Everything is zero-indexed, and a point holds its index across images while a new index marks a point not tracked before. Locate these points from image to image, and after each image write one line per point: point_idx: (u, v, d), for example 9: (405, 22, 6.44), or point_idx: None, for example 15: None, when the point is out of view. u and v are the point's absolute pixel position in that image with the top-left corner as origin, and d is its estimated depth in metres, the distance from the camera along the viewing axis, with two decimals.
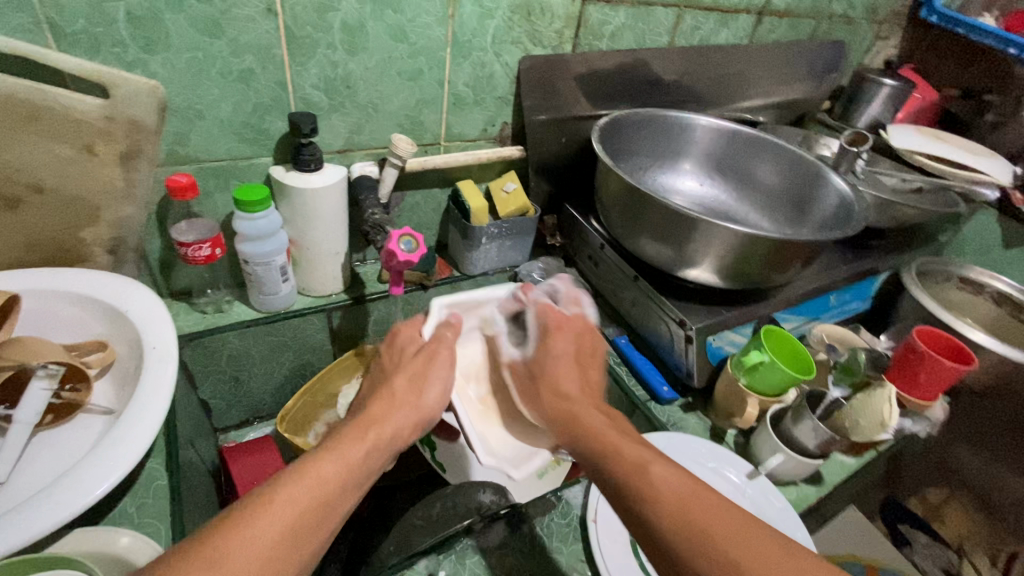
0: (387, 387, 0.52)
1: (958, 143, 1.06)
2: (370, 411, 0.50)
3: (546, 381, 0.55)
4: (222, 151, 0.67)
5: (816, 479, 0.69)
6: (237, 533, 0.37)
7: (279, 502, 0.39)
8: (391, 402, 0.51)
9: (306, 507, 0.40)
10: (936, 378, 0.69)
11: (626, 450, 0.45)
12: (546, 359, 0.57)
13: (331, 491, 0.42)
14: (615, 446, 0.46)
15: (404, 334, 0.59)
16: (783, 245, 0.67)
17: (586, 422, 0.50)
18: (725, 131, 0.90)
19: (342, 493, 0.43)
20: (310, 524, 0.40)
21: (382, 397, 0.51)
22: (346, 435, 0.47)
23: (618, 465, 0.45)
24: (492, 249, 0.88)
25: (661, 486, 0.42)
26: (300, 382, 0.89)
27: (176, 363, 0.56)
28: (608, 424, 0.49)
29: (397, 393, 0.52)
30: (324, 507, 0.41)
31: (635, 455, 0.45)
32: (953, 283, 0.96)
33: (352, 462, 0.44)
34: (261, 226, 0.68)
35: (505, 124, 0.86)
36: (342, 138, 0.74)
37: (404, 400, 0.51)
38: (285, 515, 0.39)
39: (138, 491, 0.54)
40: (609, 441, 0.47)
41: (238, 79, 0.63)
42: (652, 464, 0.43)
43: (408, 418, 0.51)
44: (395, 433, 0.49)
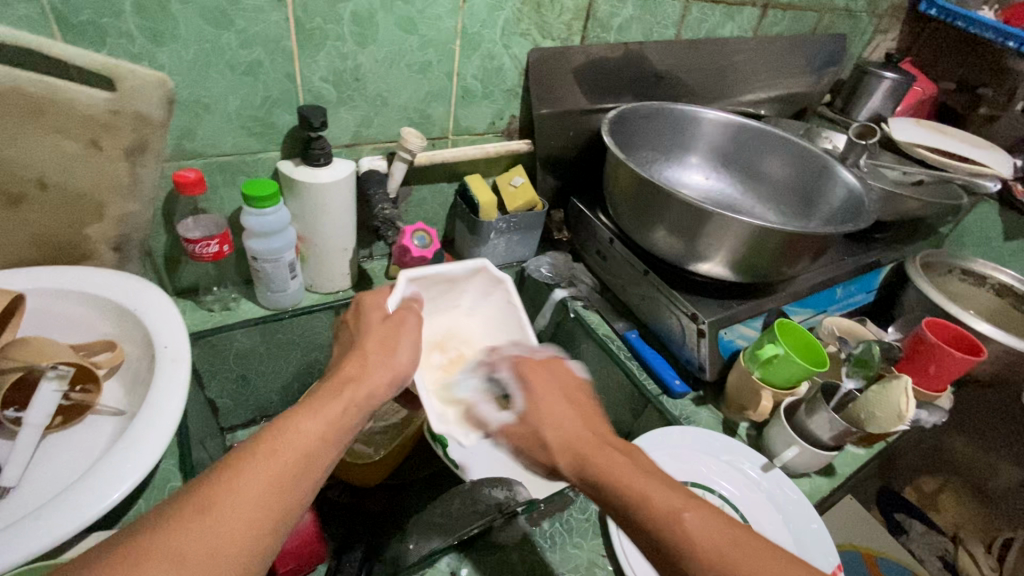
0: (359, 349, 0.51)
1: (959, 136, 1.07)
2: (344, 371, 0.48)
3: (542, 430, 0.50)
4: (229, 146, 0.66)
5: (828, 470, 0.70)
6: (220, 486, 0.36)
7: (258, 456, 0.39)
8: (365, 364, 0.49)
9: (287, 460, 0.39)
10: (945, 369, 0.70)
11: (657, 499, 0.42)
12: (538, 404, 0.51)
13: (315, 443, 0.42)
14: (642, 492, 0.42)
15: (368, 301, 0.56)
16: (796, 238, 0.66)
17: (607, 463, 0.45)
18: (732, 124, 0.90)
19: (324, 444, 0.42)
20: (294, 473, 0.39)
21: (354, 356, 0.50)
22: (320, 396, 0.45)
23: (650, 517, 0.41)
24: (500, 244, 0.87)
25: (700, 540, 0.39)
26: (307, 380, 0.88)
27: (189, 362, 0.55)
28: (626, 462, 0.45)
29: (369, 356, 0.50)
30: (309, 455, 0.41)
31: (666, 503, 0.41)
32: (956, 275, 0.97)
33: (331, 418, 0.44)
34: (270, 222, 0.66)
35: (513, 118, 0.85)
36: (350, 132, 0.73)
37: (374, 359, 0.50)
38: (262, 467, 0.38)
39: (152, 493, 0.53)
40: (636, 488, 0.43)
41: (246, 72, 0.61)
42: (686, 512, 0.40)
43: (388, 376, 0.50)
44: (374, 388, 0.48)
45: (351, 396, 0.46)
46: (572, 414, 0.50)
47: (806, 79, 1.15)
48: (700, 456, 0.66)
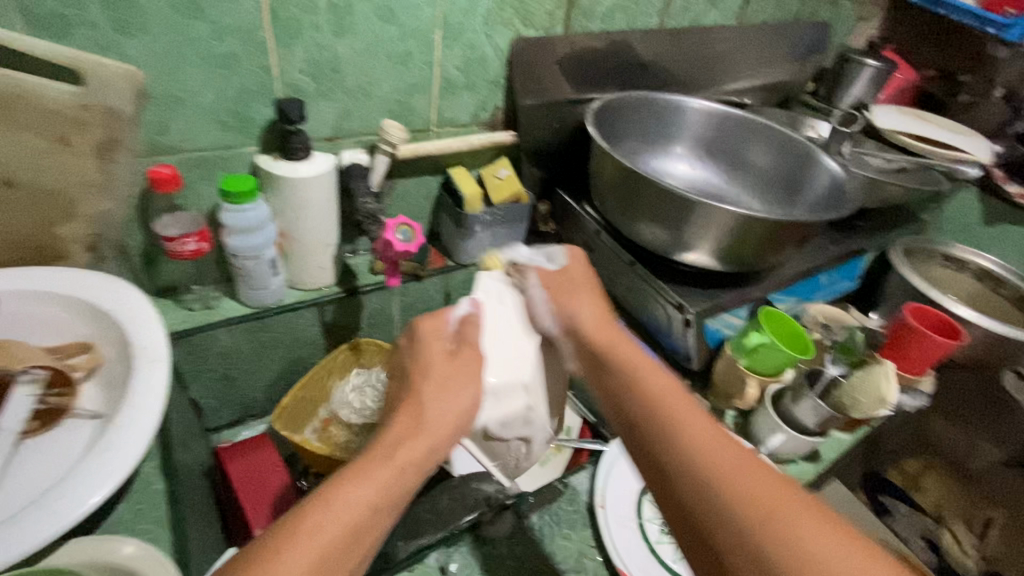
0: (413, 393, 0.48)
1: (939, 123, 1.08)
2: (396, 428, 0.46)
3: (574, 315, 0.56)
4: (205, 140, 0.64)
5: (813, 456, 0.71)
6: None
7: (299, 539, 0.37)
8: (419, 419, 0.46)
9: (329, 543, 0.37)
10: (926, 353, 0.71)
11: (675, 405, 0.46)
12: (579, 304, 0.57)
13: (362, 518, 0.39)
14: (665, 398, 0.47)
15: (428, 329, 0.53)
16: (780, 227, 0.67)
17: (642, 380, 0.50)
18: (717, 114, 0.90)
19: (374, 518, 0.40)
20: (341, 557, 0.37)
21: (411, 407, 0.47)
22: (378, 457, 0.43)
23: (663, 414, 0.46)
24: (486, 237, 0.86)
25: (698, 438, 0.43)
26: (292, 377, 0.87)
27: (167, 362, 0.54)
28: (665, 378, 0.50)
29: (426, 408, 0.47)
30: (358, 539, 0.39)
31: (691, 413, 0.45)
32: (937, 261, 0.98)
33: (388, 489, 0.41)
34: (250, 218, 0.65)
35: (497, 109, 0.84)
36: (330, 125, 0.71)
37: (432, 413, 0.47)
38: (309, 554, 0.36)
39: (134, 497, 0.51)
40: (659, 393, 0.48)
41: (221, 64, 0.60)
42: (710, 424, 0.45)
43: (448, 427, 0.47)
44: (432, 447, 0.45)
45: (405, 459, 0.43)
46: (594, 296, 0.58)
47: (790, 68, 1.15)
48: None
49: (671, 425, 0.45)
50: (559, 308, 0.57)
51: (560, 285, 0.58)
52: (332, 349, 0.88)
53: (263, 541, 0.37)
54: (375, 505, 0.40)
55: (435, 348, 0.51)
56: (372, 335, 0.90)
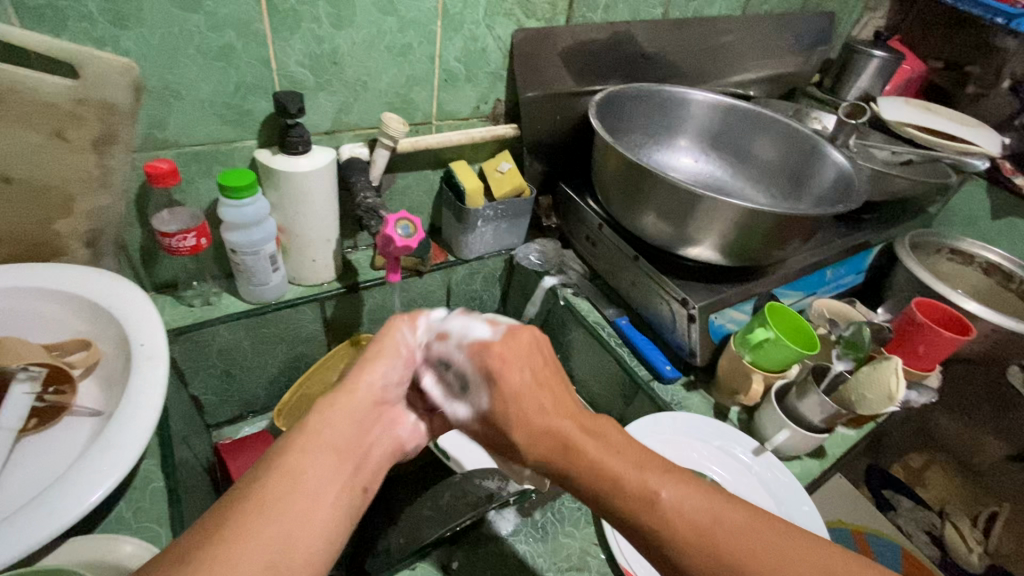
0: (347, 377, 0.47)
1: (946, 115, 1.06)
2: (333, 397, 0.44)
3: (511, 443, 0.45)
4: (203, 134, 0.64)
5: (818, 452, 0.70)
6: (225, 542, 0.32)
7: (236, 496, 0.34)
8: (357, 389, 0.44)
9: (266, 493, 0.35)
10: (935, 349, 0.70)
11: (627, 479, 0.40)
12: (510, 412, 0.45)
13: (321, 477, 0.37)
14: (616, 474, 0.41)
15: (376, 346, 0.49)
16: (786, 221, 0.65)
17: (582, 454, 0.42)
18: (721, 105, 0.89)
19: (312, 462, 0.37)
20: (282, 501, 0.34)
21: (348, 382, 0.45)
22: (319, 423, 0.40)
23: (623, 499, 0.40)
24: (487, 232, 0.86)
25: (680, 525, 0.39)
26: (294, 374, 0.87)
27: (167, 360, 0.54)
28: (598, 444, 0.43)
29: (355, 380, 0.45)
30: (303, 483, 0.36)
31: (639, 482, 0.40)
32: (943, 255, 0.97)
33: (327, 438, 0.39)
34: (249, 213, 0.64)
35: (499, 102, 0.83)
36: (330, 119, 0.71)
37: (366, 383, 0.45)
38: (247, 506, 0.34)
39: (134, 495, 0.51)
40: (610, 471, 0.41)
41: (218, 57, 0.59)
42: (662, 492, 0.40)
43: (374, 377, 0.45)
44: (355, 394, 0.43)
45: (335, 408, 0.42)
46: (540, 395, 0.45)
47: (796, 59, 1.13)
48: (691, 441, 0.66)
49: (638, 515, 0.39)
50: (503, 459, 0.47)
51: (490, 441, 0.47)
52: (333, 345, 0.87)
53: (215, 514, 0.33)
54: (329, 462, 0.38)
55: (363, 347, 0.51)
56: (373, 330, 0.90)
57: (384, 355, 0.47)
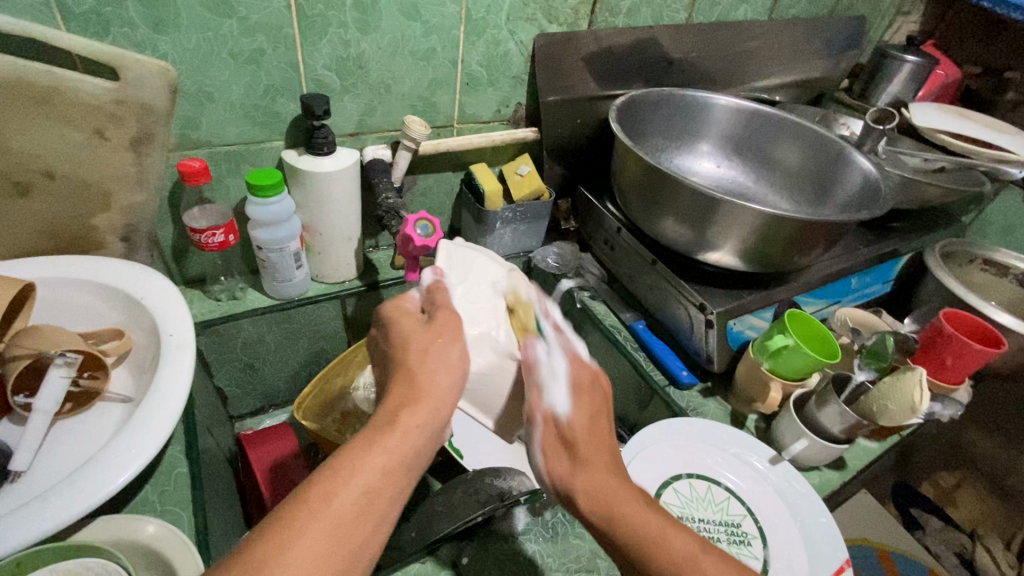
0: (405, 366, 0.46)
1: (982, 121, 1.03)
2: (394, 397, 0.44)
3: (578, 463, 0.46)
4: (233, 135, 0.66)
5: (838, 464, 0.68)
6: (267, 545, 0.35)
7: (313, 508, 0.36)
8: (419, 384, 0.45)
9: (344, 511, 0.37)
10: (963, 362, 0.68)
11: (662, 537, 0.42)
12: (585, 450, 0.47)
13: (376, 484, 0.39)
14: (650, 532, 0.42)
15: (443, 375, 0.45)
16: (807, 226, 0.64)
17: (622, 512, 0.43)
18: (745, 111, 0.88)
19: (386, 485, 0.40)
20: (362, 524, 0.37)
21: (407, 376, 0.45)
22: (377, 425, 0.42)
23: (658, 552, 0.41)
24: (506, 234, 0.86)
25: None
26: (314, 369, 0.89)
27: (193, 350, 0.56)
28: (638, 508, 0.44)
29: (419, 373, 0.45)
30: (360, 492, 0.38)
31: (681, 549, 0.41)
32: (976, 265, 0.94)
33: (394, 449, 0.41)
34: (275, 212, 0.66)
35: (520, 105, 0.84)
36: (354, 121, 0.72)
37: (428, 380, 0.45)
38: (322, 526, 0.36)
39: (159, 479, 0.53)
40: (643, 527, 0.42)
41: (248, 61, 0.61)
42: (692, 556, 0.41)
43: (449, 387, 0.45)
44: (436, 409, 0.44)
45: (408, 423, 0.42)
46: (598, 440, 0.48)
47: (825, 64, 1.11)
48: (705, 448, 0.65)
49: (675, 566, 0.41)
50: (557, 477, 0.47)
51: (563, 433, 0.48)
52: (353, 342, 0.89)
53: (266, 525, 0.36)
54: (379, 472, 0.39)
55: (413, 319, 0.49)
56: None
57: (447, 364, 0.46)
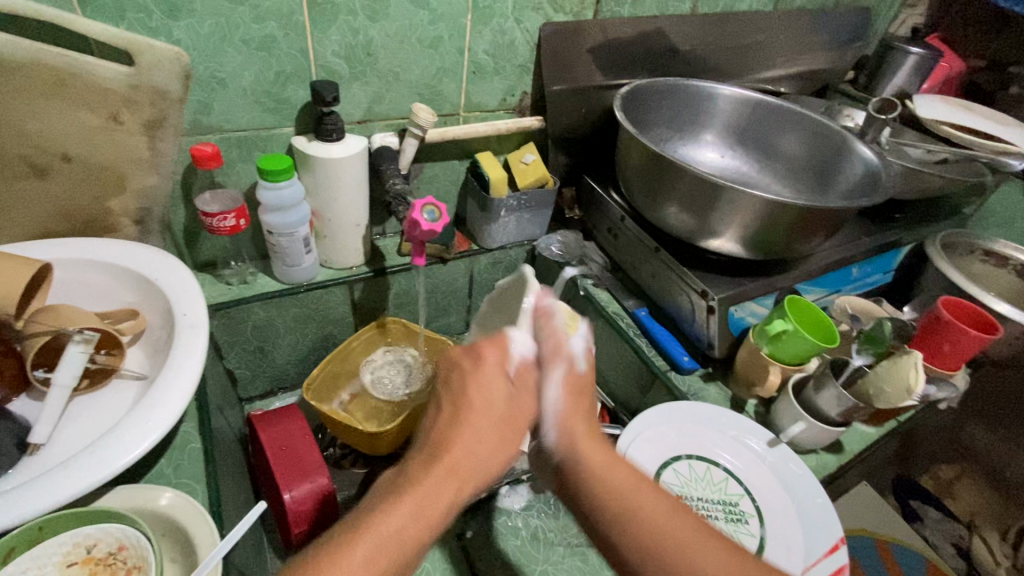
0: (454, 402, 0.47)
1: (985, 114, 1.03)
2: (437, 443, 0.45)
3: (581, 431, 0.48)
4: (244, 121, 0.67)
5: (835, 447, 0.70)
6: None
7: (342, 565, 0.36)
8: (464, 431, 0.45)
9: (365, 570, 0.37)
10: (960, 348, 0.69)
11: (655, 511, 0.43)
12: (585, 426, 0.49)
13: (401, 542, 0.39)
14: (643, 507, 0.43)
15: (485, 422, 0.46)
16: (807, 213, 0.65)
17: (622, 481, 0.45)
18: (749, 101, 0.88)
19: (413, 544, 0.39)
20: None
21: (452, 424, 0.46)
22: (415, 475, 0.42)
23: (651, 522, 0.42)
24: (510, 222, 0.88)
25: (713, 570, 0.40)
26: (321, 354, 0.90)
27: (206, 330, 0.57)
28: (635, 479, 0.45)
29: (467, 420, 0.46)
30: (384, 548, 0.38)
31: (679, 531, 0.42)
32: (976, 256, 0.94)
33: (426, 503, 0.41)
34: (285, 196, 0.68)
35: (525, 94, 0.84)
36: (363, 108, 0.74)
37: (472, 424, 0.45)
38: None
39: (173, 454, 0.55)
40: (636, 502, 0.43)
41: (260, 47, 0.63)
42: (688, 540, 0.41)
43: (489, 446, 0.45)
44: (471, 469, 0.44)
45: (448, 479, 0.43)
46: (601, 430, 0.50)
47: (830, 55, 1.11)
48: (705, 430, 0.67)
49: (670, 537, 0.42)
50: (563, 426, 0.48)
51: (575, 398, 0.51)
52: (359, 327, 0.90)
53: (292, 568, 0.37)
54: (406, 526, 0.39)
55: (482, 370, 0.48)
56: (397, 315, 0.93)
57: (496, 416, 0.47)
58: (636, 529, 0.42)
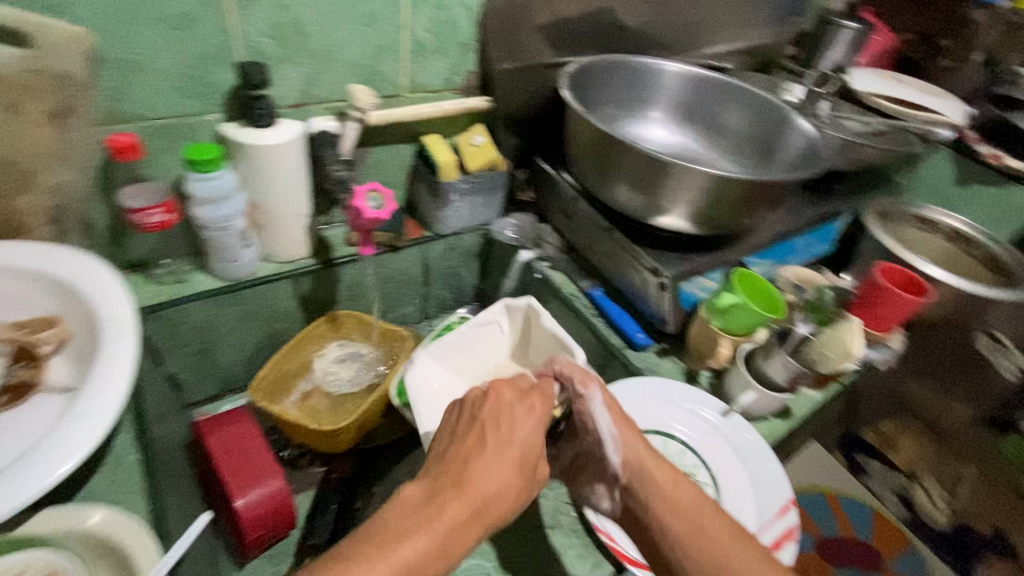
0: (485, 429, 0.50)
1: (915, 86, 1.08)
2: (455, 467, 0.48)
3: (642, 461, 0.56)
4: (166, 108, 0.63)
5: (785, 413, 0.72)
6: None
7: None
8: (489, 457, 0.48)
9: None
10: (895, 310, 0.72)
11: (714, 534, 0.52)
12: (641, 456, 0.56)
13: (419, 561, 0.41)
14: (708, 531, 0.52)
15: (507, 460, 0.49)
16: (751, 187, 0.67)
17: (682, 507, 0.54)
18: (693, 78, 0.89)
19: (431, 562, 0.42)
20: None
21: (479, 452, 0.48)
22: (439, 499, 0.45)
23: (708, 544, 0.51)
24: (463, 206, 0.86)
25: None
26: (271, 352, 0.87)
27: (136, 335, 0.54)
28: (694, 505, 0.54)
29: (491, 452, 0.48)
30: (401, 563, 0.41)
31: (736, 555, 0.50)
32: (910, 222, 0.99)
33: (448, 526, 0.44)
34: (217, 187, 0.64)
35: (470, 73, 0.82)
36: (297, 91, 0.70)
37: (500, 455, 0.48)
38: None
39: (109, 469, 0.52)
40: (700, 524, 0.52)
41: (177, 26, 0.58)
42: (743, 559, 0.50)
43: (506, 478, 0.48)
44: (492, 497, 0.47)
45: (468, 505, 0.45)
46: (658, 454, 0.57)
47: (771, 30, 1.13)
48: (661, 405, 0.68)
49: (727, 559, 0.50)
50: (624, 455, 0.57)
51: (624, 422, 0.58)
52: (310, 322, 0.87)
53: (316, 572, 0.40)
54: (425, 547, 0.42)
55: (525, 418, 0.52)
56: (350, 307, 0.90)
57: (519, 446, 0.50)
58: (699, 549, 0.51)
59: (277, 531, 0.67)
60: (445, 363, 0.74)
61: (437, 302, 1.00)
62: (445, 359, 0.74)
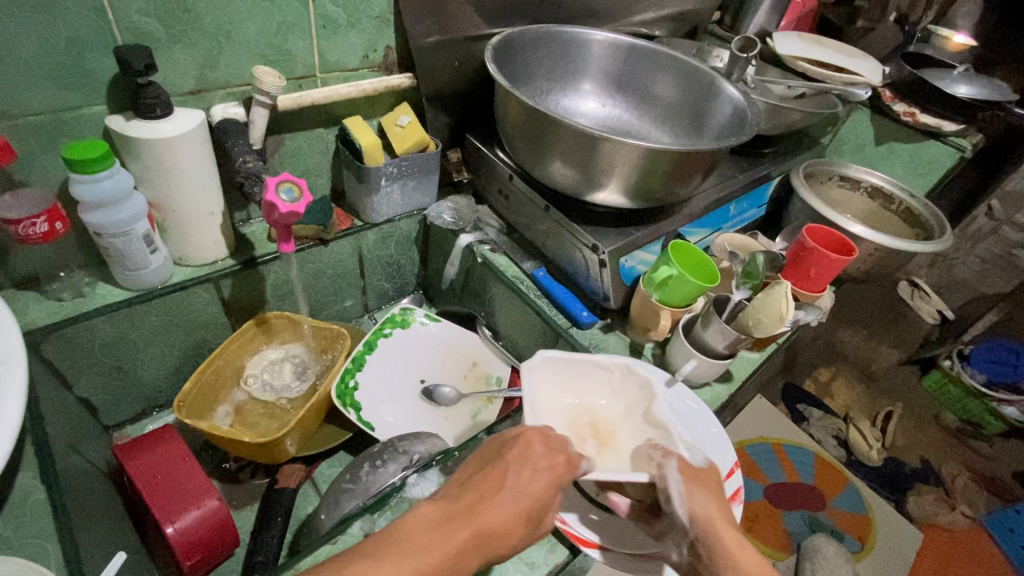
0: (498, 466, 0.45)
1: (835, 48, 1.10)
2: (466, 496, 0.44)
3: (718, 532, 0.46)
4: (38, 103, 0.56)
5: (726, 377, 0.75)
6: None
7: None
8: (500, 490, 0.44)
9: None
10: (824, 271, 0.75)
11: None
12: (715, 524, 0.46)
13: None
14: None
15: (517, 517, 0.43)
16: (683, 157, 0.66)
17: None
18: (623, 45, 0.87)
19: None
20: None
21: (487, 487, 0.44)
22: (432, 526, 0.41)
23: None
24: (394, 191, 0.82)
25: None
26: (198, 362, 0.81)
27: (22, 363, 0.47)
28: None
29: (504, 488, 0.44)
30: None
31: None
32: (834, 182, 1.03)
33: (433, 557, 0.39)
34: (108, 189, 0.57)
35: (389, 49, 0.77)
36: (193, 76, 0.63)
37: (507, 497, 0.43)
38: None
39: (10, 512, 0.46)
40: None
41: (37, 8, 0.51)
42: None
43: (515, 523, 0.43)
44: (490, 537, 0.42)
45: (462, 537, 0.41)
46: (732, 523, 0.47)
47: None
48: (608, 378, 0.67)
49: None
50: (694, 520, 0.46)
51: (697, 481, 0.48)
52: (237, 326, 0.82)
53: None
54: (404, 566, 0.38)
55: (540, 474, 0.45)
56: (281, 308, 0.86)
57: (536, 496, 0.44)
58: None
59: (218, 550, 0.63)
60: (563, 380, 0.65)
61: (376, 293, 0.97)
62: (568, 379, 0.65)
